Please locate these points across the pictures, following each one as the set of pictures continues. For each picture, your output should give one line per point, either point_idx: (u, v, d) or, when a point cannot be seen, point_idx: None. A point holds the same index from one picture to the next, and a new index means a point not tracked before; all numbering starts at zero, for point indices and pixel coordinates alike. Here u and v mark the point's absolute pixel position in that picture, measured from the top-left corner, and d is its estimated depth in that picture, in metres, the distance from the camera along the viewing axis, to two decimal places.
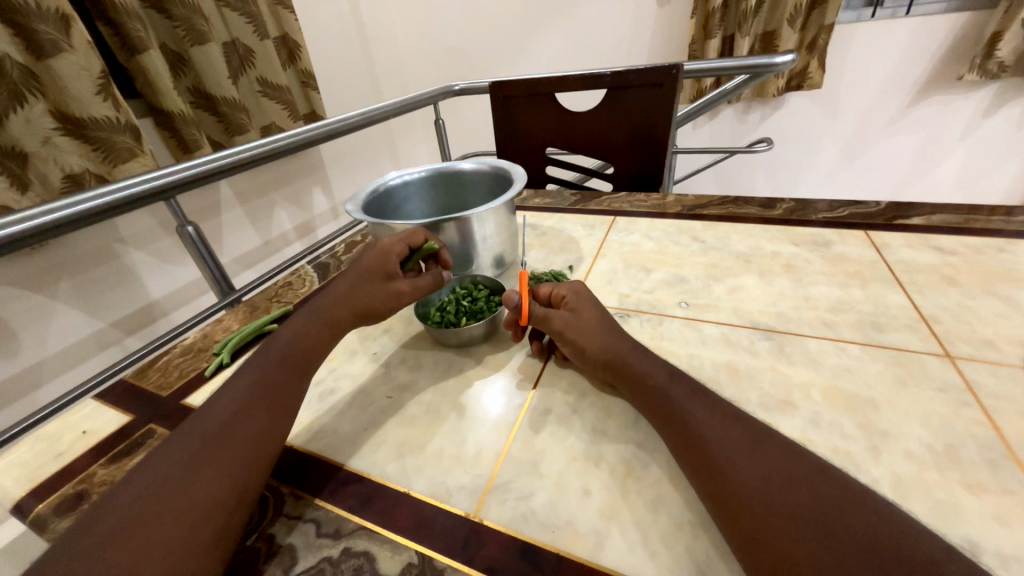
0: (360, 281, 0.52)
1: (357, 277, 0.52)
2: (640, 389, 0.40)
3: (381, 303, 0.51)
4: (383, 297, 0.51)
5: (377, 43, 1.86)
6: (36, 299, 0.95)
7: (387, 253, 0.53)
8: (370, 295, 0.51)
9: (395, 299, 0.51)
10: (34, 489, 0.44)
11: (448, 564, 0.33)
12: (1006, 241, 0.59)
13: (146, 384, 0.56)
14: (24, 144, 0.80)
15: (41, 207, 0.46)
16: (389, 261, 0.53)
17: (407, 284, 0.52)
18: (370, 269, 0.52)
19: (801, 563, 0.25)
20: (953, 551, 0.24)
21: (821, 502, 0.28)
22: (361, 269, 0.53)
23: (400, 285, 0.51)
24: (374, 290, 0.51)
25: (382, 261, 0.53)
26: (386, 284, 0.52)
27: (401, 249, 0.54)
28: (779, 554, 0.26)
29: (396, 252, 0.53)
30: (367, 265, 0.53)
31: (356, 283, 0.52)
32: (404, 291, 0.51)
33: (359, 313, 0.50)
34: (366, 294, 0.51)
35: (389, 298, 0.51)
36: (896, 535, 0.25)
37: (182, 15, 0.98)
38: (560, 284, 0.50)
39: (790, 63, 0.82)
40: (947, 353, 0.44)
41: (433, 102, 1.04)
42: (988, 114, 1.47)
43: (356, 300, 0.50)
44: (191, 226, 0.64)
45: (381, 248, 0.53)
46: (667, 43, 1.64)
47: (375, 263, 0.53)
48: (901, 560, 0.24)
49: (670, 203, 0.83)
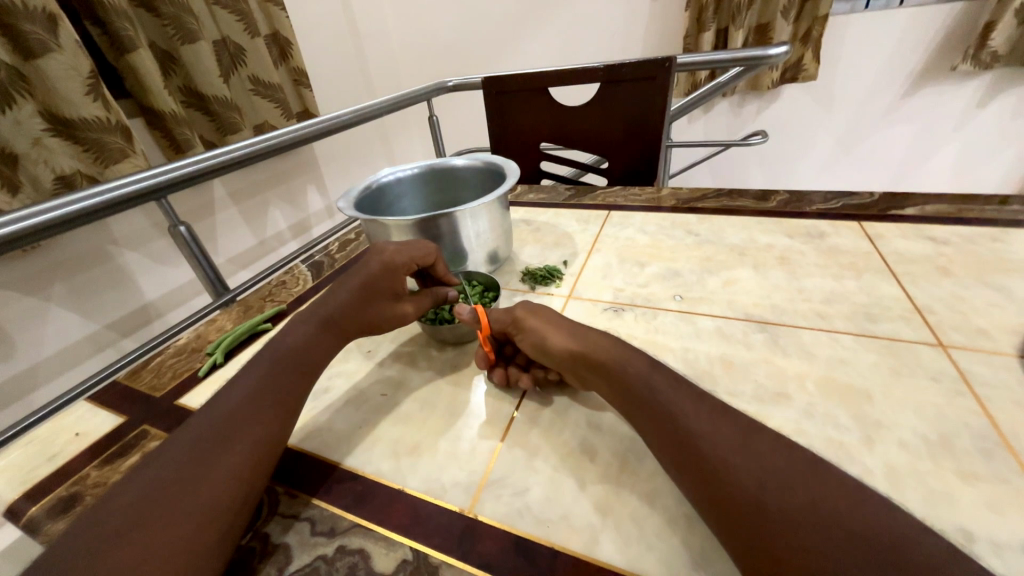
0: (367, 295, 0.50)
1: (361, 287, 0.51)
2: (619, 379, 0.38)
3: (387, 323, 0.52)
4: (389, 316, 0.52)
5: (370, 41, 1.85)
6: (29, 302, 0.94)
7: (396, 270, 0.52)
8: (375, 314, 0.51)
9: (401, 321, 0.52)
10: (27, 493, 0.44)
11: (443, 561, 0.33)
12: (1000, 231, 0.59)
13: (139, 386, 0.56)
14: (12, 145, 0.79)
15: (35, 207, 0.45)
16: (398, 277, 0.52)
17: (413, 305, 0.52)
18: (373, 283, 0.51)
19: (804, 569, 0.24)
20: (950, 550, 0.23)
21: (819, 502, 0.26)
22: (364, 281, 0.51)
23: (406, 306, 0.52)
24: (380, 309, 0.51)
25: (390, 277, 0.52)
26: (393, 303, 0.52)
27: (409, 267, 0.53)
28: (779, 561, 0.25)
29: (404, 268, 0.53)
30: (374, 278, 0.51)
31: (359, 293, 0.50)
32: (410, 314, 0.52)
33: (367, 328, 0.51)
34: (369, 310, 0.51)
35: (393, 317, 0.52)
36: (897, 538, 0.24)
37: (171, 14, 0.97)
38: (512, 307, 0.47)
39: (784, 54, 0.81)
40: (940, 343, 0.45)
41: (427, 99, 1.02)
42: (981, 104, 1.48)
43: (361, 313, 0.50)
44: (183, 226, 0.63)
45: (388, 260, 0.52)
46: (661, 36, 1.64)
47: (383, 279, 0.52)
48: (903, 564, 0.23)
49: (665, 196, 0.83)
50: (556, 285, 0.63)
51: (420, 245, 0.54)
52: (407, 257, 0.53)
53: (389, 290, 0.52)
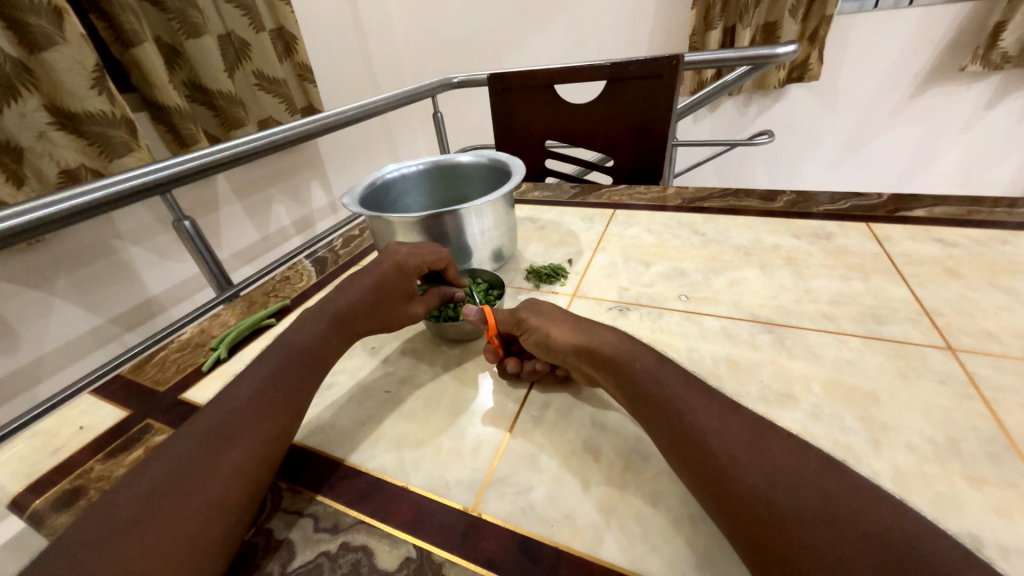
0: (378, 296, 0.50)
1: (373, 288, 0.50)
2: (625, 375, 0.38)
3: (397, 323, 0.52)
4: (398, 316, 0.52)
5: (375, 37, 1.84)
6: (34, 295, 0.94)
7: (409, 272, 0.52)
8: (385, 314, 0.51)
9: (411, 321, 0.52)
10: (31, 484, 0.44)
11: (446, 558, 0.33)
12: (1009, 233, 0.58)
13: (143, 380, 0.56)
14: (18, 139, 0.79)
15: (39, 201, 0.45)
16: (411, 279, 0.52)
17: (423, 305, 0.52)
18: (385, 283, 0.51)
19: (814, 571, 0.24)
20: (965, 553, 0.23)
21: (831, 502, 0.26)
22: (375, 281, 0.51)
23: (417, 307, 0.52)
24: (390, 310, 0.51)
25: (402, 279, 0.52)
26: (403, 304, 0.52)
27: (421, 270, 0.53)
28: (789, 563, 0.24)
29: (417, 271, 0.53)
30: (385, 279, 0.51)
31: (370, 292, 0.50)
32: (420, 314, 0.52)
33: (376, 327, 0.51)
34: (378, 310, 0.51)
35: (403, 317, 0.52)
36: (910, 539, 0.24)
37: (176, 8, 0.97)
38: (516, 305, 0.48)
39: (792, 53, 0.81)
40: (949, 346, 0.44)
41: (431, 95, 1.01)
42: (989, 106, 1.47)
43: (371, 312, 0.50)
44: (188, 221, 0.62)
45: (401, 262, 0.52)
46: (667, 35, 1.63)
47: (394, 279, 0.51)
48: (913, 565, 0.23)
49: (670, 195, 0.82)
50: (561, 284, 0.63)
51: (433, 249, 0.54)
52: (419, 259, 0.53)
53: (401, 291, 0.52)
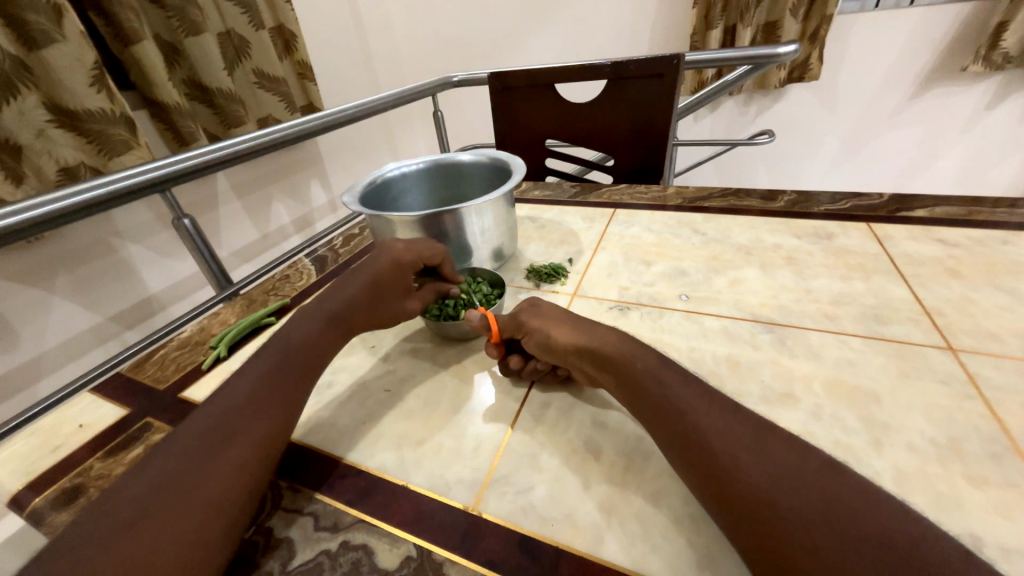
0: (375, 292, 0.51)
1: (369, 283, 0.51)
2: (625, 375, 0.38)
3: (393, 318, 0.52)
4: (394, 311, 0.52)
5: (375, 35, 1.84)
6: (33, 293, 0.94)
7: (405, 268, 0.52)
8: (382, 310, 0.51)
9: (407, 316, 0.53)
10: (30, 483, 0.44)
11: (447, 557, 0.33)
12: (1010, 233, 0.58)
13: (142, 378, 0.55)
14: (18, 136, 0.78)
15: (39, 199, 0.45)
16: (407, 274, 0.53)
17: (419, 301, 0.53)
18: (382, 279, 0.51)
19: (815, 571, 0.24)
20: (966, 553, 0.23)
21: (832, 502, 0.26)
22: (371, 276, 0.51)
23: (413, 302, 0.52)
24: (386, 305, 0.52)
25: (398, 274, 0.52)
26: (399, 299, 0.52)
27: (416, 265, 0.53)
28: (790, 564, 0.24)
29: (413, 266, 0.53)
30: (381, 274, 0.51)
31: (367, 288, 0.51)
32: (415, 309, 0.53)
33: (374, 324, 0.51)
34: (375, 306, 0.51)
35: (399, 312, 0.52)
36: (911, 540, 0.24)
37: (176, 6, 0.97)
38: (517, 307, 0.48)
39: (793, 53, 0.80)
40: (949, 346, 0.44)
41: (432, 93, 1.01)
42: (990, 106, 1.47)
43: (368, 308, 0.50)
44: (187, 219, 0.62)
45: (397, 257, 0.52)
46: (667, 35, 1.63)
47: (391, 274, 0.52)
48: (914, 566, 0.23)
49: (671, 194, 0.82)
50: (561, 283, 0.63)
51: (430, 245, 0.54)
52: (414, 254, 0.53)
53: (397, 286, 0.52)
